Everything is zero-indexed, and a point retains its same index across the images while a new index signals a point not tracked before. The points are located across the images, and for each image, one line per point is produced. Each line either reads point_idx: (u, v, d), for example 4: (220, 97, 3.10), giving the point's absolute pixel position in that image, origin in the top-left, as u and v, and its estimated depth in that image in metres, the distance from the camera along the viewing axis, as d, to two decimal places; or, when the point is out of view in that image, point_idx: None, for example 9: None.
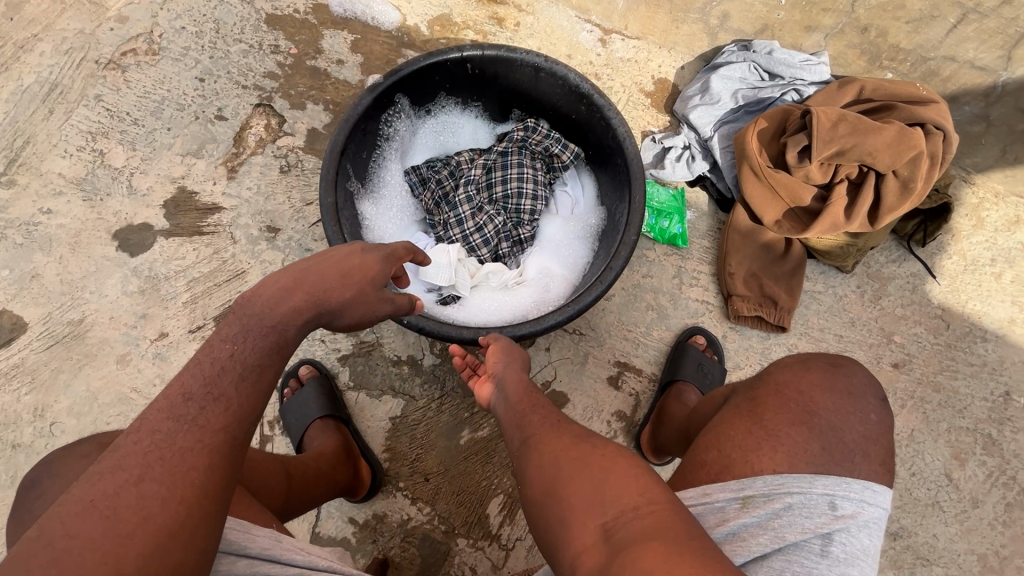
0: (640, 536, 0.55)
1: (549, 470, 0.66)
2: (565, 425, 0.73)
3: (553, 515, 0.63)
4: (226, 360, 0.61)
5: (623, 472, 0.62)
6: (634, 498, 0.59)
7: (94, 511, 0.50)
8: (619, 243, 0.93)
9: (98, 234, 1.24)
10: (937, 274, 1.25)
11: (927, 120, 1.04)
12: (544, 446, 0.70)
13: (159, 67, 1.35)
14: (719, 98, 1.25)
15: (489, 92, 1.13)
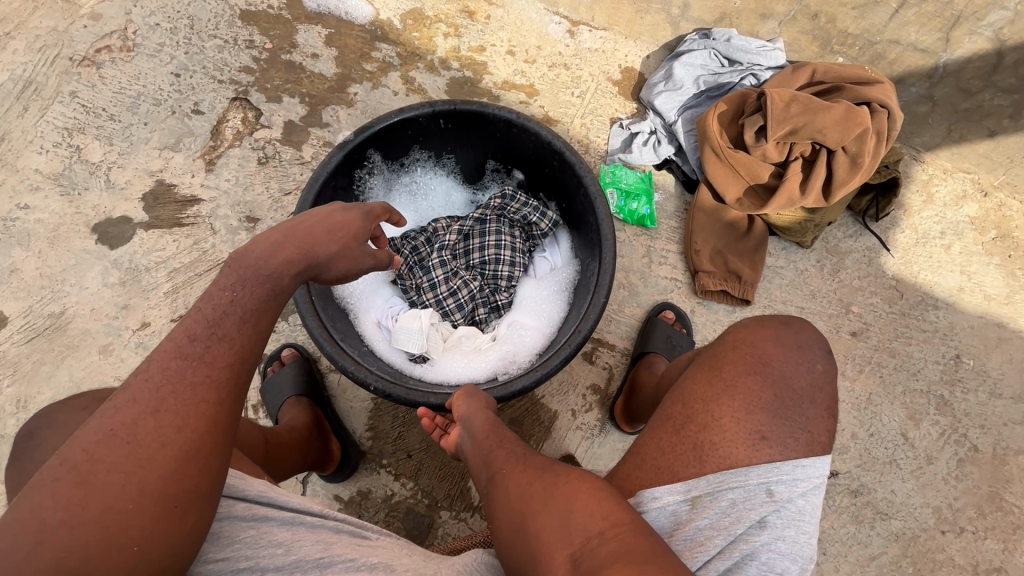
0: (607, 555, 0.56)
1: (515, 497, 0.67)
2: (527, 457, 0.74)
3: (522, 547, 0.63)
4: (228, 305, 0.63)
5: (585, 492, 0.64)
6: (599, 518, 0.60)
7: (114, 438, 0.55)
8: (591, 304, 0.94)
9: (77, 228, 1.25)
10: (890, 248, 1.33)
11: (873, 99, 1.11)
12: (509, 476, 0.71)
13: (134, 63, 1.37)
14: (681, 84, 1.31)
15: (462, 145, 1.15)
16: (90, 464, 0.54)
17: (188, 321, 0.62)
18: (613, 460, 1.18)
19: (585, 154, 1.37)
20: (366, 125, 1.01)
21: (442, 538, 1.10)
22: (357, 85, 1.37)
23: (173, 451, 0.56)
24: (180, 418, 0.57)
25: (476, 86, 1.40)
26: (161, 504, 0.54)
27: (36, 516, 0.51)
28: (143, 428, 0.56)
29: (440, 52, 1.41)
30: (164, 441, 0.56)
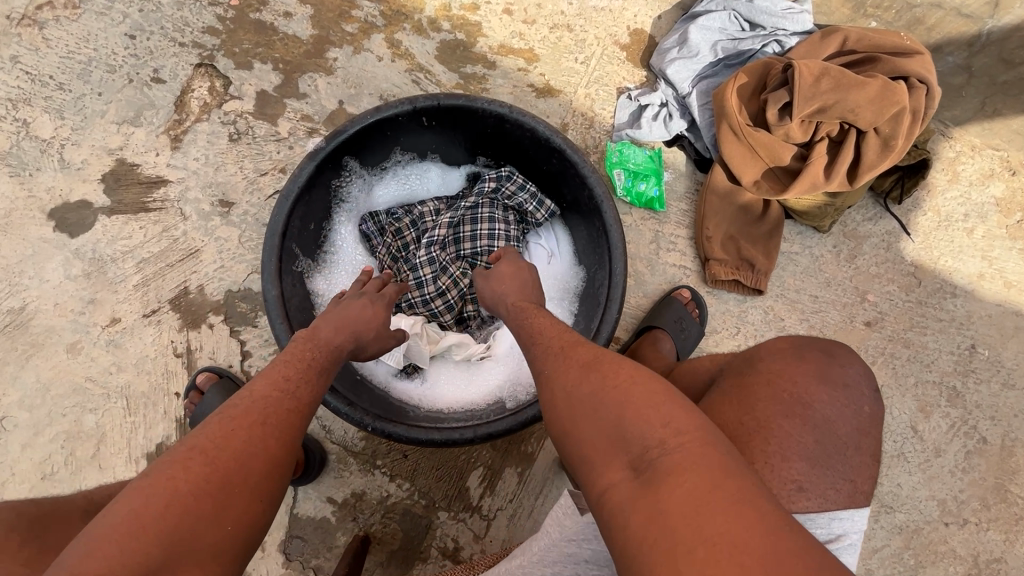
0: (674, 461, 0.51)
1: (577, 396, 0.62)
2: (593, 354, 0.66)
3: (575, 451, 0.60)
4: (311, 356, 0.78)
5: (660, 399, 0.57)
6: (672, 425, 0.54)
7: (232, 432, 0.62)
8: (601, 318, 0.89)
9: (31, 214, 1.13)
10: (911, 231, 1.25)
11: (911, 74, 1.00)
12: (572, 374, 0.64)
13: (81, 23, 1.21)
14: (697, 51, 1.19)
15: (448, 140, 1.03)
16: (210, 450, 0.60)
17: (277, 368, 0.74)
18: None
19: (590, 128, 1.25)
20: (338, 129, 0.88)
21: (442, 538, 1.07)
22: (337, 49, 1.23)
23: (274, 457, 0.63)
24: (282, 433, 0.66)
25: (470, 51, 1.26)
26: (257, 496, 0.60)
27: (159, 482, 0.56)
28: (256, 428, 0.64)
29: (429, 11, 1.26)
30: (270, 446, 0.64)
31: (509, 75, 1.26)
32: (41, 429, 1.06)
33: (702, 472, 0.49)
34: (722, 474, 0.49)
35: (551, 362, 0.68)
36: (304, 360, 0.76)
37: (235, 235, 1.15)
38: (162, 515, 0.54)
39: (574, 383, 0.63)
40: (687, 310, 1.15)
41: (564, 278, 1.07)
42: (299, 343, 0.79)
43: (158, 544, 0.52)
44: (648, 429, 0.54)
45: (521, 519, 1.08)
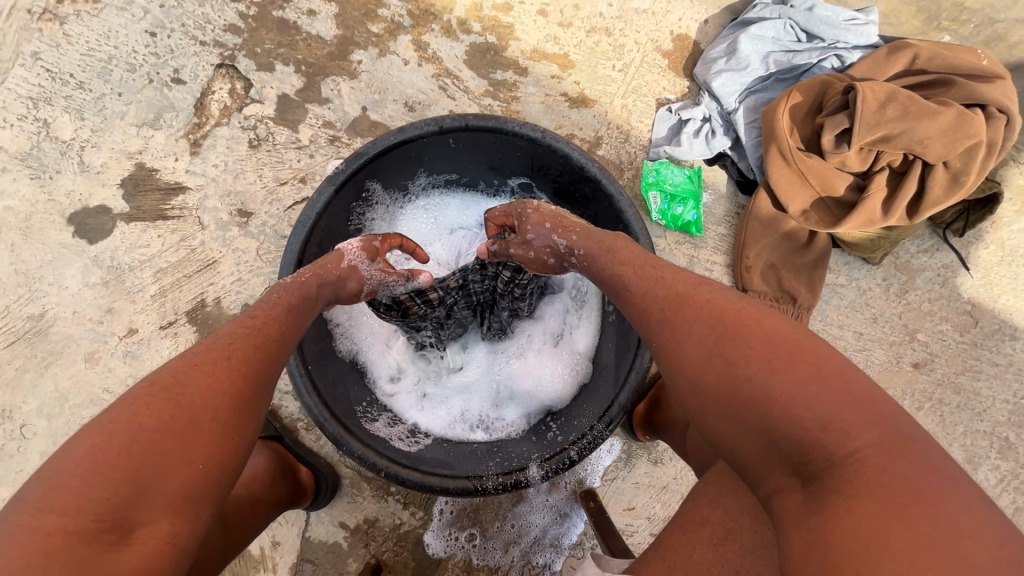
0: (866, 479, 0.40)
1: (703, 379, 0.52)
2: (717, 314, 0.54)
3: (740, 420, 0.48)
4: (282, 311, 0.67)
5: (822, 373, 0.45)
6: (851, 422, 0.42)
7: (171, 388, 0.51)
8: (628, 369, 0.81)
9: (51, 218, 1.12)
10: (971, 266, 1.16)
11: (989, 101, 0.92)
12: (683, 339, 0.55)
13: (102, 18, 1.17)
14: (748, 63, 1.10)
15: (476, 168, 0.98)
16: (178, 385, 0.51)
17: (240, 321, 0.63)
18: (638, 496, 1.07)
19: (626, 143, 1.17)
20: (358, 152, 0.83)
21: (451, 547, 1.05)
22: (361, 51, 1.17)
23: (246, 404, 0.55)
24: (258, 369, 0.58)
25: (500, 55, 1.19)
26: (229, 438, 0.52)
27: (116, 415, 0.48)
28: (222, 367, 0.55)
29: (459, 11, 1.19)
30: (230, 386, 0.54)
31: (541, 82, 1.19)
32: (59, 439, 1.05)
33: (895, 500, 0.38)
34: (917, 489, 0.38)
35: (658, 326, 0.59)
36: (265, 316, 0.65)
37: (253, 247, 1.12)
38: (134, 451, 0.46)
39: (688, 350, 0.54)
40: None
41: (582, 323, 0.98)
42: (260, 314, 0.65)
43: (125, 486, 0.45)
44: (801, 433, 0.44)
45: (539, 551, 1.05)
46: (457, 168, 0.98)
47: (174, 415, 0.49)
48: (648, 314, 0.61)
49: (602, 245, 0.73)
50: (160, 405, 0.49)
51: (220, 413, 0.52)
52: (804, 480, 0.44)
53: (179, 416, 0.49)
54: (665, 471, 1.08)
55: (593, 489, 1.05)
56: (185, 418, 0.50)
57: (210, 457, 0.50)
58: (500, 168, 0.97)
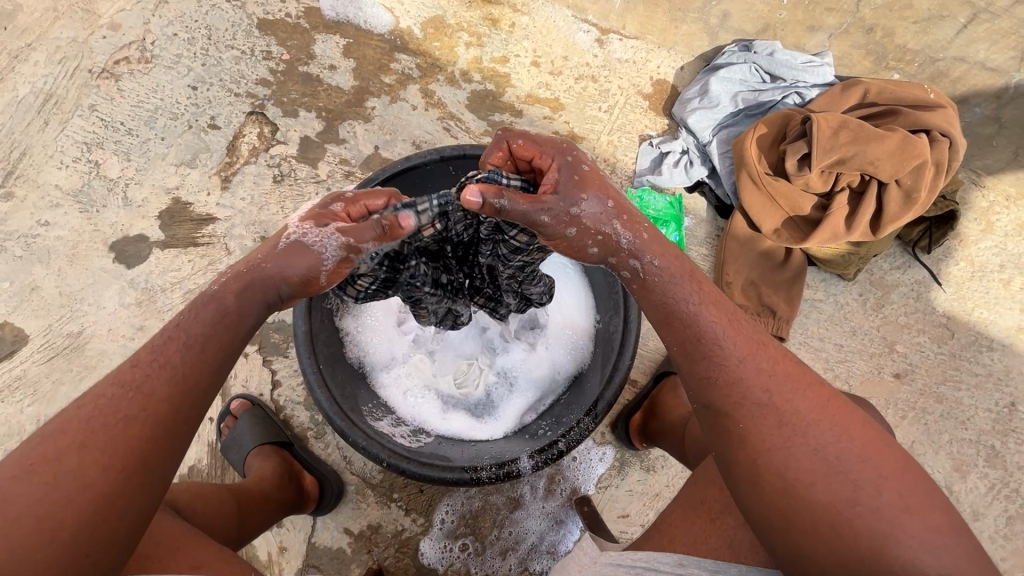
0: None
1: (806, 483, 0.56)
2: (828, 421, 0.58)
3: (837, 530, 0.54)
4: (173, 332, 0.59)
5: (917, 502, 0.53)
6: (949, 559, 0.51)
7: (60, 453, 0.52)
8: (613, 367, 0.89)
9: (95, 246, 1.24)
10: (943, 281, 1.22)
11: (933, 127, 1.02)
12: (794, 436, 0.57)
13: (152, 75, 1.35)
14: (718, 101, 1.23)
15: None
16: (49, 463, 0.51)
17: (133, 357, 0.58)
18: (631, 503, 1.11)
19: (612, 174, 1.29)
20: (371, 176, 0.95)
21: (447, 559, 1.08)
22: (375, 99, 1.33)
23: (124, 480, 0.53)
24: (141, 427, 0.55)
25: (498, 100, 1.34)
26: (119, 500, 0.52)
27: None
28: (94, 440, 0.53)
29: (462, 63, 1.35)
30: (112, 448, 0.53)
31: (535, 123, 1.32)
32: None
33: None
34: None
35: (757, 406, 0.60)
36: (164, 353, 0.58)
37: None
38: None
39: (797, 449, 0.57)
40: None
41: (577, 332, 1.05)
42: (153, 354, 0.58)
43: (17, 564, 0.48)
44: (909, 561, 0.51)
45: (536, 558, 1.09)
46: None
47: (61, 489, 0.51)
48: (745, 386, 0.60)
49: (680, 265, 0.66)
50: (46, 474, 0.51)
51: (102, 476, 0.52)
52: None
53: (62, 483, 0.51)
54: (657, 479, 1.12)
55: (588, 496, 1.09)
56: (42, 511, 0.50)
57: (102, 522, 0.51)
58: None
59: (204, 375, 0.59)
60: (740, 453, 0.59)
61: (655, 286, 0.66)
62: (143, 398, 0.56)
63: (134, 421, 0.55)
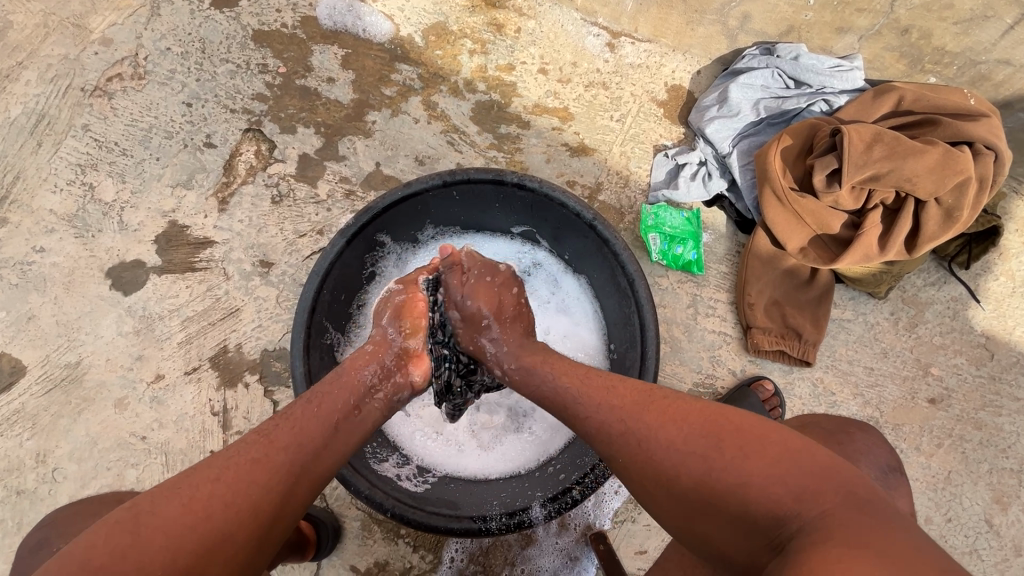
0: (819, 528, 0.46)
1: (681, 478, 0.55)
2: (673, 415, 0.59)
3: (718, 514, 0.53)
4: (301, 410, 0.65)
5: (756, 443, 0.54)
6: (797, 482, 0.50)
7: (182, 492, 0.54)
8: None
9: (91, 272, 1.21)
10: (981, 298, 1.15)
11: (977, 139, 0.94)
12: (652, 447, 0.58)
13: (145, 92, 1.30)
14: (738, 110, 1.15)
15: (482, 216, 1.04)
16: (192, 486, 0.55)
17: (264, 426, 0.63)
18: (649, 539, 1.06)
19: (625, 187, 1.22)
20: (369, 206, 0.90)
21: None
22: (376, 112, 1.27)
23: (259, 510, 0.56)
24: (258, 475, 0.57)
25: (504, 111, 1.27)
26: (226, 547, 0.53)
27: (127, 517, 0.52)
28: (241, 465, 0.57)
29: (465, 73, 1.28)
30: (237, 491, 0.55)
31: (544, 134, 1.26)
32: (88, 482, 1.10)
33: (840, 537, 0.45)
34: (852, 524, 0.46)
35: (623, 441, 0.60)
36: (291, 423, 0.63)
37: (273, 295, 1.19)
38: (130, 560, 0.49)
39: (659, 450, 0.57)
40: (767, 408, 1.08)
41: (593, 364, 1.01)
42: (281, 420, 0.63)
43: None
44: (766, 498, 0.51)
45: None
46: (464, 218, 1.04)
47: (187, 520, 0.52)
48: (606, 428, 0.62)
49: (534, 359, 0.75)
50: (173, 503, 0.53)
51: (218, 517, 0.53)
52: (774, 542, 0.50)
53: (185, 515, 0.52)
54: None
55: (603, 532, 1.04)
56: (179, 524, 0.52)
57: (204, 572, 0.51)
58: (505, 218, 1.03)
59: (328, 441, 0.64)
60: (631, 481, 0.61)
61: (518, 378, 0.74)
62: (288, 434, 0.62)
63: (277, 456, 0.59)
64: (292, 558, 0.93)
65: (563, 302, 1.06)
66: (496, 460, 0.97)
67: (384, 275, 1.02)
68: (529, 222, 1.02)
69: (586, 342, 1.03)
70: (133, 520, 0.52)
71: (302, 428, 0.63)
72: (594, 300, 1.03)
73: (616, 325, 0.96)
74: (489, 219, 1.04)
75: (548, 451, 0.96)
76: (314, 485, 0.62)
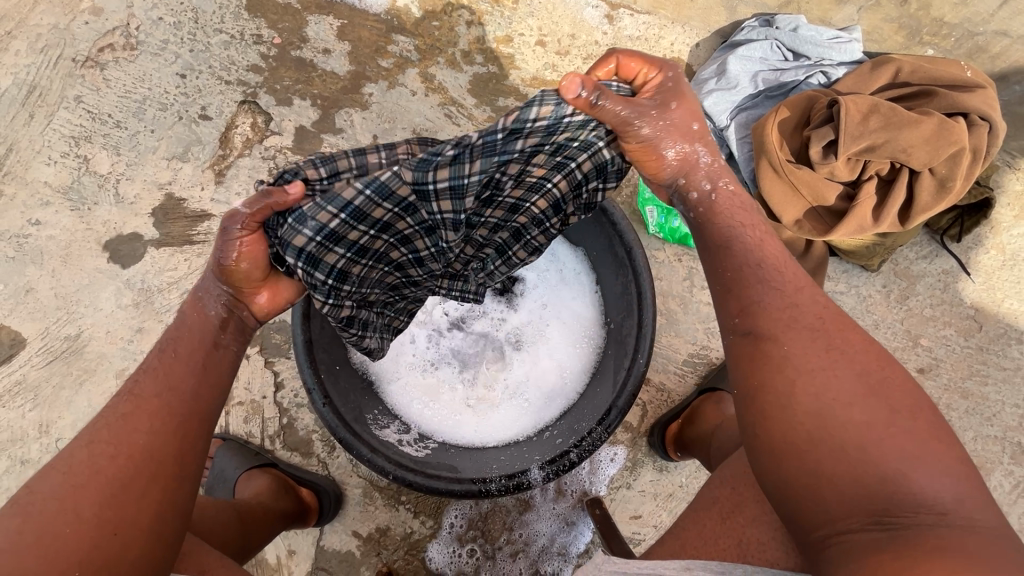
0: (948, 535, 0.46)
1: (829, 414, 0.53)
2: (867, 356, 0.56)
3: (855, 461, 0.50)
4: (165, 353, 0.63)
5: (940, 437, 0.51)
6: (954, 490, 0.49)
7: (61, 465, 0.56)
8: (627, 371, 0.85)
9: (88, 245, 1.21)
10: (972, 271, 1.16)
11: (972, 110, 0.95)
12: (833, 363, 0.55)
13: (138, 63, 1.28)
14: (736, 83, 1.15)
15: None
16: (68, 459, 0.57)
17: (127, 383, 0.62)
18: (644, 504, 1.09)
19: None
20: None
21: (456, 565, 1.07)
22: (372, 84, 1.26)
23: (143, 455, 0.57)
24: (133, 429, 0.58)
25: (502, 83, 1.26)
26: (129, 495, 0.55)
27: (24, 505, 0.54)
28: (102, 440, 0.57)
29: (463, 44, 1.27)
30: (117, 447, 0.57)
31: None
32: None
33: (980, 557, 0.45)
34: (982, 547, 0.46)
35: (806, 329, 0.58)
36: (154, 368, 0.62)
37: None
38: (30, 539, 0.52)
39: (835, 378, 0.54)
40: None
41: (590, 333, 1.02)
42: (146, 371, 0.62)
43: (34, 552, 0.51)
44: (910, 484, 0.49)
45: (547, 560, 1.07)
46: None
47: (83, 481, 0.55)
48: (795, 313, 0.59)
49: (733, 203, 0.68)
50: (56, 477, 0.55)
51: (107, 476, 0.55)
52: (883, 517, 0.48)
53: (75, 483, 0.55)
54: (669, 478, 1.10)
55: (599, 497, 1.07)
56: (71, 490, 0.54)
57: (118, 524, 0.54)
58: None
59: (202, 369, 0.63)
60: (751, 370, 0.58)
61: (714, 218, 0.67)
62: (154, 385, 0.61)
63: (148, 401, 0.60)
64: (296, 525, 0.96)
65: (561, 274, 1.06)
66: (497, 428, 0.99)
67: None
68: None
69: (584, 313, 1.04)
70: (24, 503, 0.54)
71: (168, 370, 0.62)
72: (592, 271, 1.04)
73: (613, 296, 0.97)
74: None
75: (547, 418, 0.98)
76: (206, 419, 0.62)
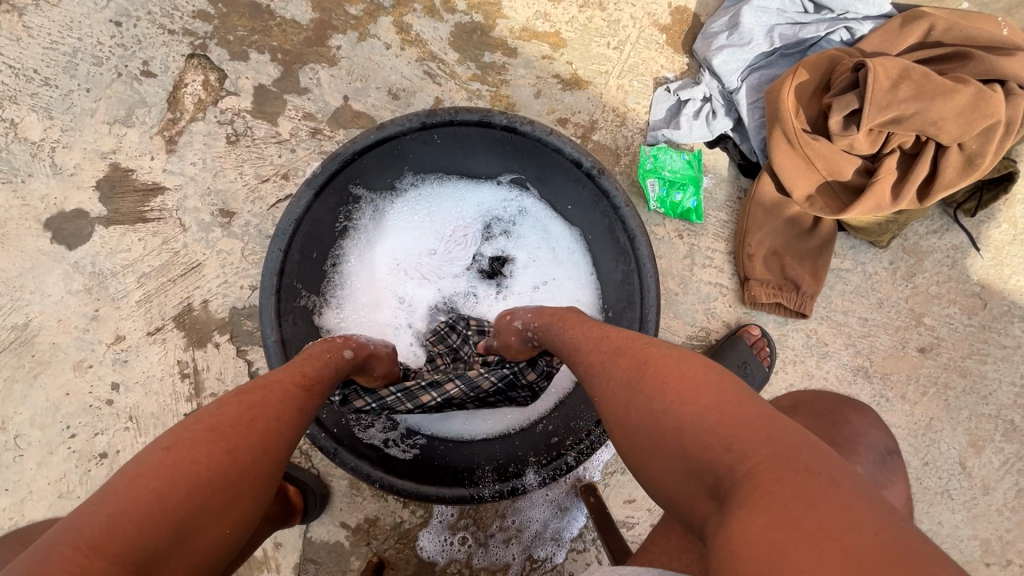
0: (752, 481, 0.43)
1: (626, 424, 0.54)
2: (628, 353, 0.59)
3: (667, 452, 0.50)
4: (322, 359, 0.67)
5: (709, 388, 0.50)
6: (739, 426, 0.47)
7: (239, 402, 0.53)
8: None
9: (26, 223, 1.08)
10: (981, 246, 1.12)
11: (1010, 77, 0.86)
12: (618, 385, 0.57)
13: (63, 8, 1.10)
14: (750, 38, 1.03)
15: (469, 162, 0.93)
16: (255, 398, 0.54)
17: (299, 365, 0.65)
18: (638, 488, 1.07)
19: (622, 126, 1.12)
20: (338, 152, 0.79)
21: (448, 553, 1.05)
22: (340, 36, 1.11)
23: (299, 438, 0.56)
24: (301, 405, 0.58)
25: (488, 36, 1.12)
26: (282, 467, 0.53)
27: (177, 451, 0.46)
28: (272, 411, 0.54)
29: None
30: (293, 415, 0.56)
31: (532, 64, 1.12)
32: (54, 449, 1.05)
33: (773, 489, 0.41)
34: (804, 482, 0.41)
35: (595, 375, 0.61)
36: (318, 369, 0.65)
37: (237, 248, 1.08)
38: (218, 455, 0.47)
39: (617, 392, 0.56)
40: (756, 352, 1.05)
41: None
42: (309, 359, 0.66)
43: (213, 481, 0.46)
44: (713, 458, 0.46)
45: (540, 546, 1.06)
46: (449, 163, 0.93)
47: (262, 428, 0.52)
48: (589, 366, 0.63)
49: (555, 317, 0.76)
50: (239, 410, 0.52)
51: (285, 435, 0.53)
52: (712, 492, 0.46)
53: (259, 426, 0.51)
54: None
55: (593, 484, 1.05)
56: (258, 431, 0.51)
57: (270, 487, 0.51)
58: (492, 165, 0.93)
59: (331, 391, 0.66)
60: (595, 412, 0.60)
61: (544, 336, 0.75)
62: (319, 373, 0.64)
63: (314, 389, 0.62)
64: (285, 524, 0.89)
65: (555, 254, 0.96)
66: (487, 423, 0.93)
67: (360, 229, 0.92)
68: (521, 169, 0.92)
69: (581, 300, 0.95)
70: (206, 422, 0.49)
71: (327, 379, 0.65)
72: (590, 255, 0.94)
73: (611, 283, 0.90)
74: (476, 165, 0.93)
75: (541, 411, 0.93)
76: None
